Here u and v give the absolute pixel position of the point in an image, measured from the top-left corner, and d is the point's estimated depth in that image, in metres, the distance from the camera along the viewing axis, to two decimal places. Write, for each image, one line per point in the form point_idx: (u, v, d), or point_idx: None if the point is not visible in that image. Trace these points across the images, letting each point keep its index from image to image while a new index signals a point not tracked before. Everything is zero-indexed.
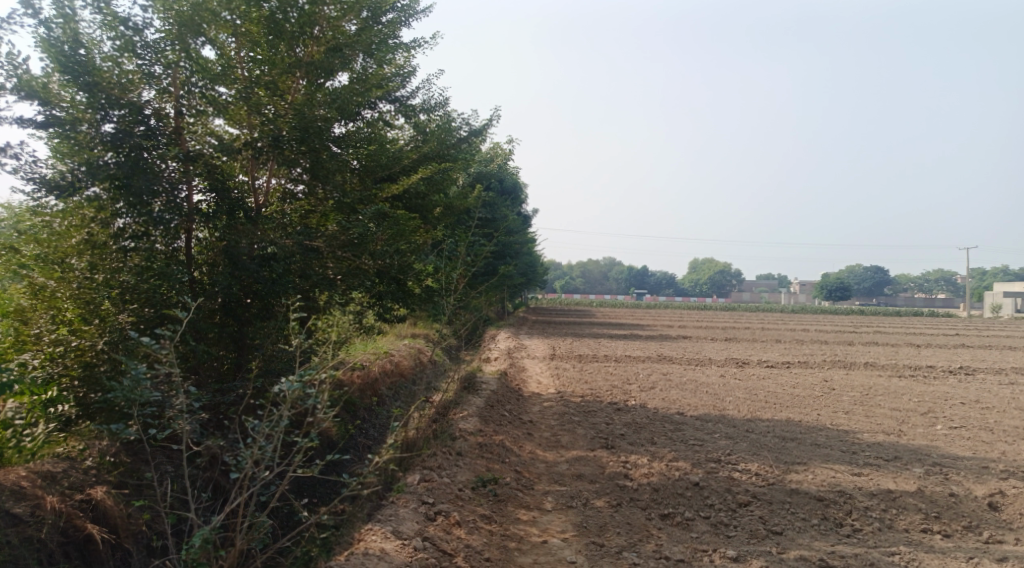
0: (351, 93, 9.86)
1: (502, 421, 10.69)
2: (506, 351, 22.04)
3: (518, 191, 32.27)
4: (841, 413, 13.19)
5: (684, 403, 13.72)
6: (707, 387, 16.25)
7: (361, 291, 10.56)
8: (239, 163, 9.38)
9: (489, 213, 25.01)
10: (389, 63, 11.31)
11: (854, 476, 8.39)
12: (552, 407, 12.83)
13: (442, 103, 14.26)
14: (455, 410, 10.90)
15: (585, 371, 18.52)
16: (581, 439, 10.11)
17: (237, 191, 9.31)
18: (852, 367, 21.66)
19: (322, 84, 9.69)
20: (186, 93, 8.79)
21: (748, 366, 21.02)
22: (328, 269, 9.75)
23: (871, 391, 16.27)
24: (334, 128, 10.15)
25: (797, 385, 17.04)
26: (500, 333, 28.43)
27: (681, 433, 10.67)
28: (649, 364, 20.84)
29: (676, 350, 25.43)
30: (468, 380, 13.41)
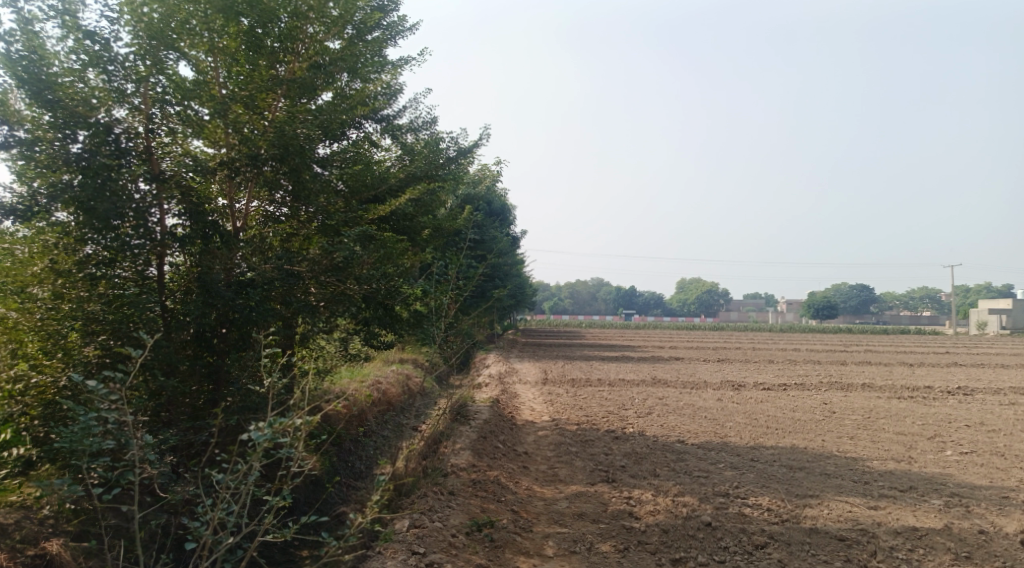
0: (335, 111, 9.44)
1: (496, 454, 10.17)
2: (497, 377, 21.48)
3: (506, 213, 31.91)
4: (847, 438, 12.71)
5: (683, 430, 13.22)
6: (706, 412, 15.77)
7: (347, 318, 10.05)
8: (216, 186, 8.87)
9: (478, 235, 24.59)
10: (374, 81, 10.90)
11: (872, 510, 7.92)
12: (548, 437, 12.31)
13: (430, 123, 13.87)
14: (446, 443, 10.37)
15: (579, 397, 18.00)
16: (580, 472, 9.60)
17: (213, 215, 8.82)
18: (850, 388, 21.22)
19: (304, 102, 9.25)
20: (156, 110, 8.34)
21: (744, 388, 20.56)
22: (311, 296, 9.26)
23: (874, 414, 15.82)
24: (317, 148, 9.70)
25: (797, 408, 16.59)
26: (489, 357, 27.86)
27: (684, 464, 10.17)
28: (645, 388, 20.35)
29: (669, 373, 24.92)
30: (459, 408, 12.88)
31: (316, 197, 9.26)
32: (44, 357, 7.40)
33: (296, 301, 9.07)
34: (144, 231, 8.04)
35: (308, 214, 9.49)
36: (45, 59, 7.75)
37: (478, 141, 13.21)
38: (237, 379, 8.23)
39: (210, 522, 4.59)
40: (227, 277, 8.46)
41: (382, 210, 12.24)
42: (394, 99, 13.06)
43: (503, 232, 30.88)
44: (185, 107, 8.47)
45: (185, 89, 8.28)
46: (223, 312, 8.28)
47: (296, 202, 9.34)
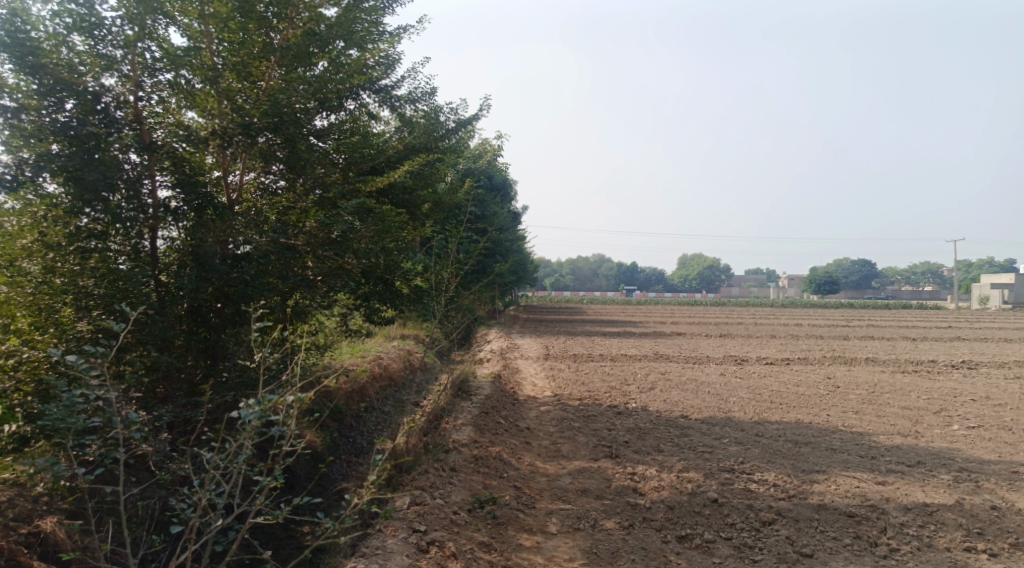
0: (331, 80, 9.21)
1: (498, 429, 10.05)
2: (498, 352, 21.35)
3: (507, 188, 31.66)
4: (852, 413, 12.57)
5: (687, 405, 13.10)
6: (709, 387, 15.64)
7: (345, 292, 9.90)
8: (210, 156, 8.74)
9: (478, 210, 24.37)
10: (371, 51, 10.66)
11: (880, 485, 7.79)
12: (550, 412, 12.18)
13: (429, 94, 13.61)
14: (447, 419, 10.23)
15: (581, 372, 17.87)
16: (582, 448, 9.47)
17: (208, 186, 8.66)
18: (854, 363, 21.09)
19: (299, 72, 9.03)
20: (145, 77, 8.13)
21: (747, 363, 20.42)
22: (308, 270, 9.10)
23: (878, 388, 15.68)
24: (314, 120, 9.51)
25: (801, 382, 16.46)
26: (490, 332, 27.71)
27: (688, 439, 10.04)
28: (647, 363, 20.23)
29: (672, 348, 24.79)
30: (460, 384, 12.75)
31: (312, 169, 9.06)
32: (35, 333, 7.25)
33: (292, 275, 8.91)
34: (137, 202, 7.88)
35: (304, 186, 9.30)
36: (28, 25, 7.52)
37: (478, 113, 12.96)
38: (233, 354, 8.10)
39: (203, 500, 4.46)
40: (221, 250, 8.29)
41: (381, 183, 12.04)
42: (392, 69, 12.80)
43: (504, 207, 30.62)
44: (175, 74, 8.33)
45: (176, 57, 8.09)
46: (217, 285, 8.14)
47: (292, 174, 9.15)
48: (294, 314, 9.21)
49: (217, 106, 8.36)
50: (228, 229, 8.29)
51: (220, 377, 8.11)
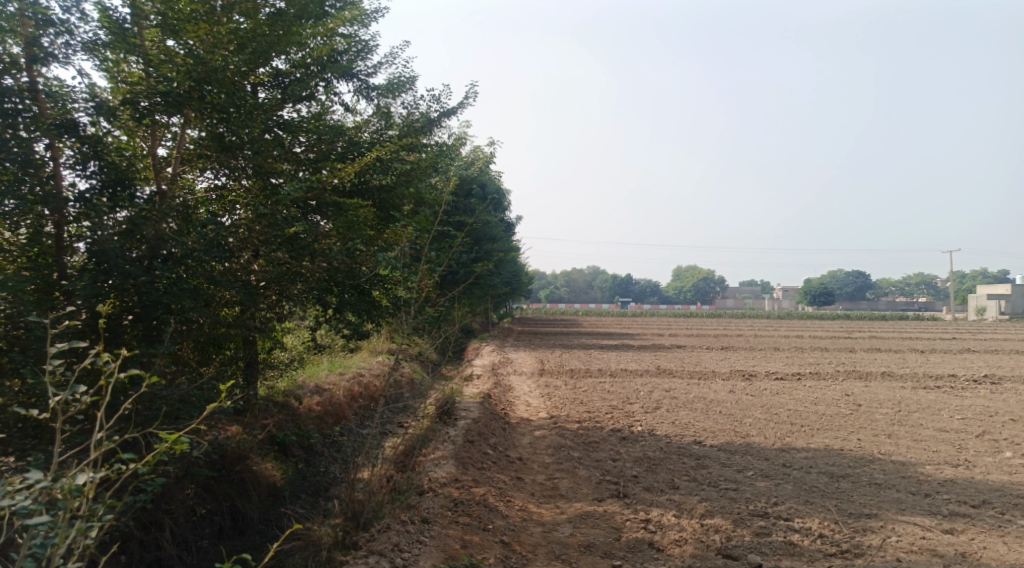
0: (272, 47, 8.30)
1: (484, 463, 8.64)
2: (490, 368, 19.83)
3: (500, 198, 30.28)
4: (885, 437, 11.17)
5: (699, 428, 11.68)
6: (719, 406, 14.24)
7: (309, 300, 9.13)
8: (137, 131, 7.89)
9: (470, 220, 22.98)
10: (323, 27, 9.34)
11: (950, 536, 6.40)
12: (545, 437, 10.77)
13: (410, 84, 12.28)
14: (425, 451, 8.83)
15: (579, 389, 16.39)
16: (584, 485, 8.06)
17: (133, 165, 7.64)
18: (871, 378, 19.65)
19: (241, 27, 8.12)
20: (54, 39, 6.94)
21: (756, 379, 19.01)
22: (253, 276, 8.15)
23: (905, 408, 14.29)
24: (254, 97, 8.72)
25: (819, 401, 15.05)
26: (482, 345, 26.17)
27: (706, 472, 8.61)
28: (650, 379, 18.82)
29: (675, 362, 23.28)
30: (442, 406, 11.34)
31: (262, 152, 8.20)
32: None
33: (228, 284, 7.75)
34: (45, 185, 6.72)
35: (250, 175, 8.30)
36: None
37: (463, 103, 11.60)
38: (135, 381, 6.76)
39: None
40: (135, 252, 7.07)
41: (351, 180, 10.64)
42: (366, 54, 11.46)
43: (496, 215, 29.18)
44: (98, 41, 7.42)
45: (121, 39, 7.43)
46: (129, 291, 6.92)
47: (237, 162, 8.17)
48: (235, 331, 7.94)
49: (140, 76, 7.62)
50: (141, 220, 7.10)
51: (134, 409, 6.72)
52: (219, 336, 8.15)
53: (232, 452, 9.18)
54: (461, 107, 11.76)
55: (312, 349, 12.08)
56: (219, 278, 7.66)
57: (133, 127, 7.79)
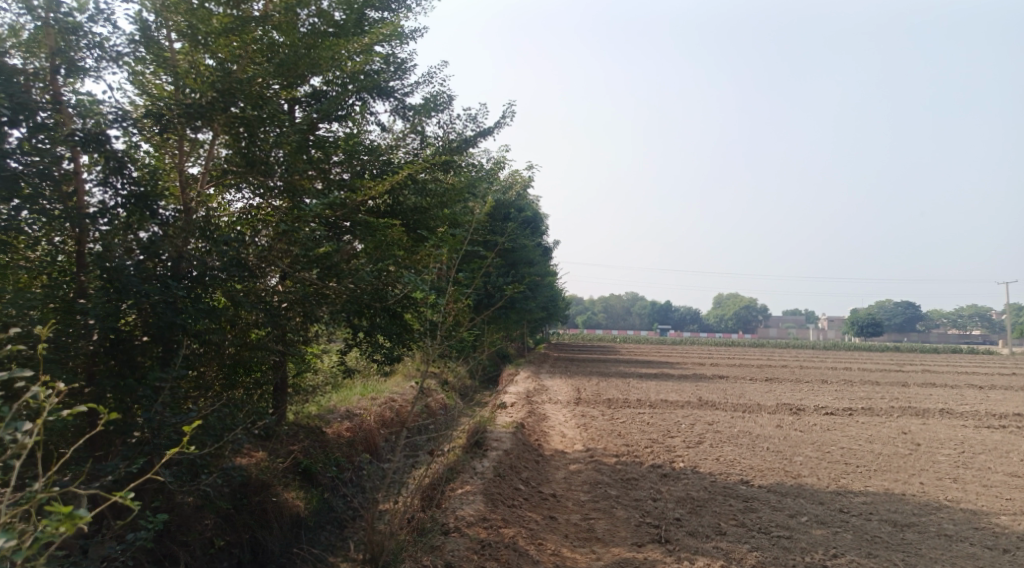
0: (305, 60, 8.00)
1: (516, 500, 8.09)
2: (525, 396, 19.24)
3: (538, 223, 29.85)
4: (949, 481, 10.37)
5: (746, 466, 10.97)
6: (766, 442, 13.50)
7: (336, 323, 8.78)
8: (166, 149, 7.54)
9: (507, 246, 22.59)
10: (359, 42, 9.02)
11: None
12: (582, 472, 10.19)
13: (447, 104, 11.89)
14: (453, 485, 8.32)
15: (617, 420, 15.73)
16: (623, 527, 7.47)
17: (158, 183, 7.14)
18: (926, 415, 18.67)
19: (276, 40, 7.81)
20: (84, 52, 6.65)
21: (804, 413, 18.17)
22: (275, 297, 7.78)
23: (967, 449, 13.41)
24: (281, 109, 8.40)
25: (873, 439, 14.22)
26: (517, 371, 25.58)
27: (756, 516, 7.96)
28: (691, 411, 18.09)
29: (717, 393, 22.48)
30: (474, 436, 10.82)
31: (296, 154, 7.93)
32: None
33: (247, 302, 7.34)
34: (67, 200, 6.39)
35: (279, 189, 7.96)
36: None
37: (501, 122, 11.18)
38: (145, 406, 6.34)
39: None
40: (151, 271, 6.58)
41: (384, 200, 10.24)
42: (402, 72, 11.12)
43: (534, 239, 28.66)
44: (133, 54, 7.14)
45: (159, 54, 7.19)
46: (144, 310, 6.43)
47: (264, 179, 7.82)
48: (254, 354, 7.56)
49: (168, 92, 7.25)
50: (158, 237, 6.71)
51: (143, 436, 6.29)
52: (236, 363, 7.54)
53: (252, 480, 8.76)
54: (500, 128, 11.33)
55: (341, 374, 11.66)
56: (239, 296, 7.27)
57: (163, 145, 7.44)
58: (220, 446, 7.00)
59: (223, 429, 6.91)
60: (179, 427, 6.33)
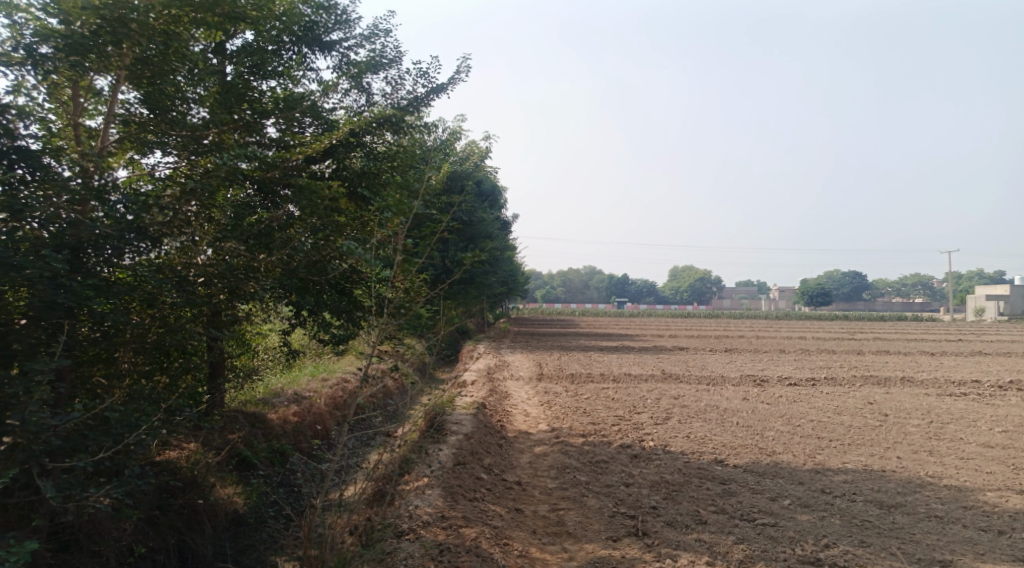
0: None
1: (478, 492, 7.44)
2: (485, 372, 18.55)
3: (496, 195, 29.07)
4: (927, 455, 9.98)
5: (718, 443, 10.45)
6: (735, 416, 13.05)
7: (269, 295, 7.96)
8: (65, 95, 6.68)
9: (464, 218, 21.79)
10: None
11: None
12: (547, 455, 9.58)
13: (395, 60, 11.00)
14: (408, 478, 7.63)
15: (581, 397, 15.12)
16: (596, 520, 6.89)
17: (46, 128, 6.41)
18: (891, 383, 18.46)
19: None
20: None
21: (769, 384, 17.81)
22: (194, 271, 6.90)
23: (938, 418, 13.11)
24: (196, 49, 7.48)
25: (842, 410, 13.86)
26: (476, 346, 24.94)
27: (737, 501, 7.48)
28: (656, 384, 17.63)
29: (678, 366, 22.13)
30: (430, 420, 10.11)
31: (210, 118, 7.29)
32: None
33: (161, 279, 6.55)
34: None
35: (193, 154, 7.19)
36: None
37: (455, 78, 10.33)
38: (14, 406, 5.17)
39: None
40: (26, 240, 5.73)
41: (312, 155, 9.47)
42: (346, 23, 10.20)
43: (491, 211, 27.85)
44: None
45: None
46: (18, 285, 5.55)
47: (177, 133, 7.07)
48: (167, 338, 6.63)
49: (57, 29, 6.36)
50: (38, 199, 5.84)
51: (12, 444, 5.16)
52: (150, 354, 6.68)
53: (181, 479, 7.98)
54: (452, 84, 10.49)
55: (286, 356, 10.83)
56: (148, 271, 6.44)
57: (58, 91, 6.60)
58: (128, 448, 6.17)
59: (135, 428, 6.10)
60: (65, 430, 5.42)
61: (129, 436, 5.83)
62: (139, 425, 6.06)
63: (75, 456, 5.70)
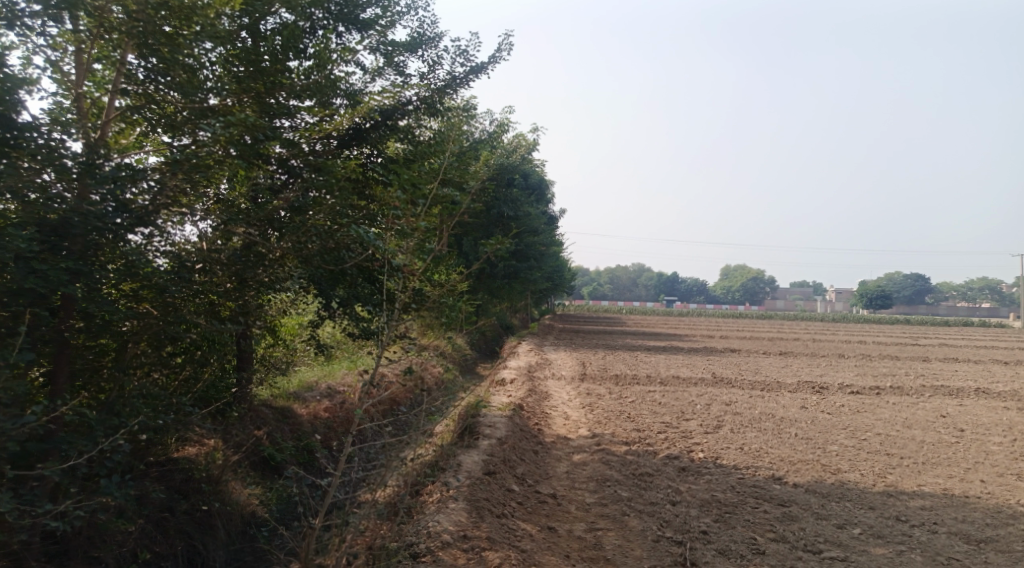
0: None
1: (506, 508, 6.73)
2: (527, 371, 17.82)
3: (544, 188, 28.29)
4: (1013, 479, 8.94)
5: (775, 457, 9.54)
6: (793, 427, 12.09)
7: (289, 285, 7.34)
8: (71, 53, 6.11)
9: (510, 212, 21.07)
10: None
11: None
12: (586, 465, 8.81)
13: (435, 39, 10.24)
14: (431, 489, 6.96)
15: (627, 400, 14.25)
16: (638, 545, 6.13)
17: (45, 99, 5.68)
18: (962, 395, 17.19)
19: None
20: None
21: (828, 392, 16.73)
22: (192, 257, 6.37)
23: (1019, 436, 11.96)
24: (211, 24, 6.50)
25: (912, 423, 12.78)
26: (520, 343, 24.24)
27: (798, 528, 6.63)
28: (706, 388, 16.68)
29: (730, 369, 21.08)
30: (462, 422, 9.42)
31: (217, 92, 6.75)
32: None
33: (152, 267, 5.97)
34: None
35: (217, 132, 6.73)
36: None
37: (497, 56, 9.58)
38: None
39: None
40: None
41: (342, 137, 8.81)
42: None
43: (539, 205, 27.09)
44: None
45: None
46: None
47: (185, 101, 6.38)
48: (169, 319, 6.19)
49: None
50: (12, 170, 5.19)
51: None
52: (150, 339, 6.18)
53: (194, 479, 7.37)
54: (494, 63, 9.73)
55: (314, 350, 10.23)
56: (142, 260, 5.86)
57: (66, 49, 6.09)
58: (112, 452, 5.58)
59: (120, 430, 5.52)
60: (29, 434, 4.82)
61: (106, 442, 5.21)
62: (121, 428, 5.46)
63: (47, 462, 5.13)
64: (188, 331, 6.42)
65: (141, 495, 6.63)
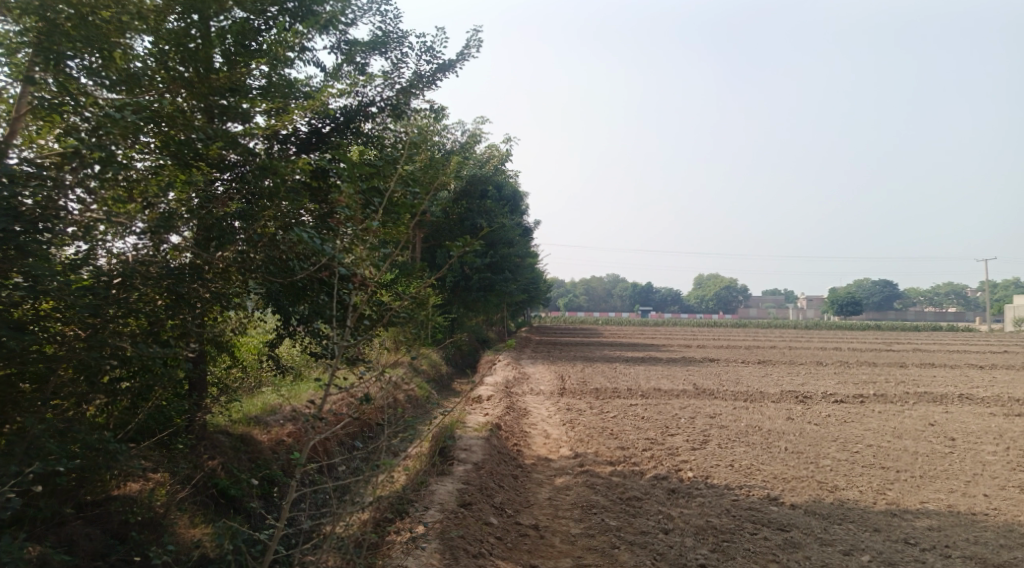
0: None
1: (483, 547, 6.19)
2: (503, 386, 17.24)
3: (518, 199, 27.77)
4: (1016, 492, 8.49)
5: (768, 475, 9.01)
6: (781, 440, 11.60)
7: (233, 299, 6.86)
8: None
9: (482, 224, 20.52)
10: None
11: None
12: (569, 490, 8.24)
13: (399, 38, 9.66)
14: (402, 526, 6.38)
15: (607, 415, 13.70)
16: None
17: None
18: (947, 401, 16.84)
19: None
20: None
21: (813, 401, 16.30)
22: (117, 270, 5.90)
23: (1012, 445, 11.57)
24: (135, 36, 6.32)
25: (902, 433, 12.35)
26: (496, 357, 23.64)
27: (801, 557, 6.12)
28: (689, 400, 16.17)
29: (710, 380, 20.62)
30: (436, 447, 8.82)
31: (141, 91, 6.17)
32: None
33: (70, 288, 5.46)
34: None
35: (155, 134, 6.33)
36: None
37: (466, 54, 9.03)
38: None
39: None
40: None
41: (290, 134, 8.21)
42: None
43: (513, 217, 26.57)
44: None
45: None
46: None
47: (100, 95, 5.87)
48: (94, 344, 5.67)
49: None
50: None
51: None
52: (76, 366, 5.70)
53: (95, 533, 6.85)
54: (463, 62, 9.18)
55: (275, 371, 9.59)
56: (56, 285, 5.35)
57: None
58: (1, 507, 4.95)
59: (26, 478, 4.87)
60: None
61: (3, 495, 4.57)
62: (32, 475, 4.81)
63: None
64: (125, 355, 5.95)
65: (41, 547, 6.30)
